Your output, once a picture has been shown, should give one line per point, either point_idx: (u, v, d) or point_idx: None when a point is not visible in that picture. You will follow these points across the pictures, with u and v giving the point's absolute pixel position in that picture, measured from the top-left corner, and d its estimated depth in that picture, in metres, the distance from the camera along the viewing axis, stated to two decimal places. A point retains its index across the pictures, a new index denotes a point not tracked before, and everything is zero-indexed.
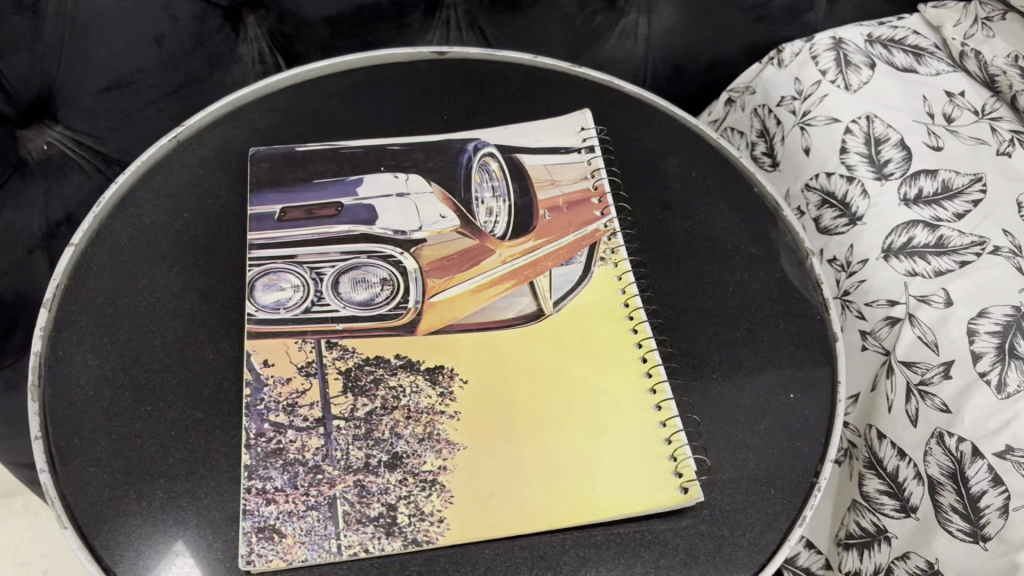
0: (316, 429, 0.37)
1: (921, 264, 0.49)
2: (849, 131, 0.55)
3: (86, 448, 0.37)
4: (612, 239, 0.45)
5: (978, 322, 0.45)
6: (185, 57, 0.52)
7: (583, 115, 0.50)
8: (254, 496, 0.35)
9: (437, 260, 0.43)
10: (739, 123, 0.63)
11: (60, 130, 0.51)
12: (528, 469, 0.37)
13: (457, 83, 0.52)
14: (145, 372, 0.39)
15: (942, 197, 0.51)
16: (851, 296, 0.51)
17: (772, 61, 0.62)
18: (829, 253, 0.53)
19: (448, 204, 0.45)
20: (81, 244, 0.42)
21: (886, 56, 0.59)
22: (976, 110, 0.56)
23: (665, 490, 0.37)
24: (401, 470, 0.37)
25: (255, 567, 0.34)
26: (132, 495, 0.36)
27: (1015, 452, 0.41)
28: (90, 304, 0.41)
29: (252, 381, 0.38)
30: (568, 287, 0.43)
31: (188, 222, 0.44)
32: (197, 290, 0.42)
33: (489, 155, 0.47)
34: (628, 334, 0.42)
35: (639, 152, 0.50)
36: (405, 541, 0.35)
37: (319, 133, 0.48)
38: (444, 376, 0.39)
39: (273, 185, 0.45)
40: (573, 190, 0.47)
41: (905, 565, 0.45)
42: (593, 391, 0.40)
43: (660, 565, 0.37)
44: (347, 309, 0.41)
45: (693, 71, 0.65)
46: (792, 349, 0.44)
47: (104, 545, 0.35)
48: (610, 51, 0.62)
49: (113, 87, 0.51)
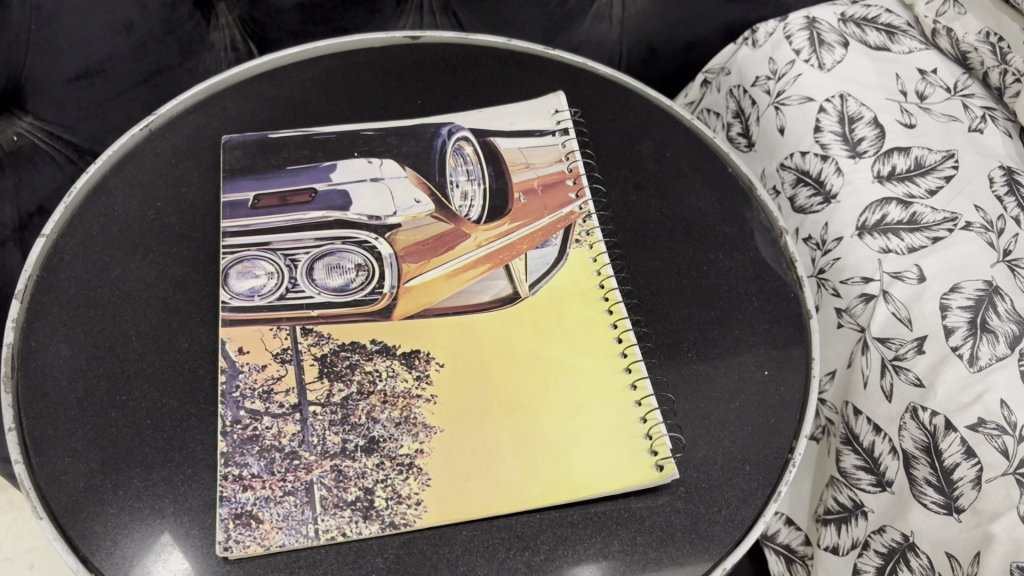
0: (292, 415, 0.37)
1: (895, 240, 0.49)
2: (822, 110, 0.55)
3: (60, 439, 0.37)
4: (586, 221, 0.45)
5: (950, 297, 0.46)
6: (155, 44, 0.53)
7: (556, 97, 0.50)
8: (230, 482, 0.35)
9: (412, 244, 0.43)
10: (714, 104, 0.64)
11: (30, 120, 0.50)
12: (505, 450, 0.37)
13: (431, 66, 0.52)
14: (119, 360, 0.39)
15: (915, 173, 0.51)
16: (827, 274, 0.52)
17: (747, 41, 0.62)
18: (805, 232, 0.54)
19: (423, 188, 0.45)
20: (53, 234, 0.42)
21: (859, 34, 0.58)
22: (948, 87, 0.56)
23: (641, 468, 0.37)
24: (378, 454, 0.37)
25: (233, 553, 0.34)
26: (107, 485, 0.36)
27: (986, 424, 0.41)
28: (63, 295, 0.40)
29: (227, 368, 0.38)
30: (544, 270, 0.43)
31: (160, 211, 0.44)
32: (171, 278, 0.42)
33: (463, 139, 0.47)
34: (603, 315, 0.42)
35: (613, 133, 0.50)
36: (383, 524, 0.35)
37: (290, 118, 0.48)
38: (420, 360, 0.39)
39: (246, 172, 0.45)
40: (548, 172, 0.47)
41: (880, 538, 0.45)
42: (568, 371, 0.40)
43: (636, 543, 0.37)
44: (321, 295, 0.41)
45: (667, 54, 0.65)
46: (766, 326, 0.44)
47: (80, 534, 0.35)
48: (585, 34, 0.63)
49: (83, 75, 0.50)
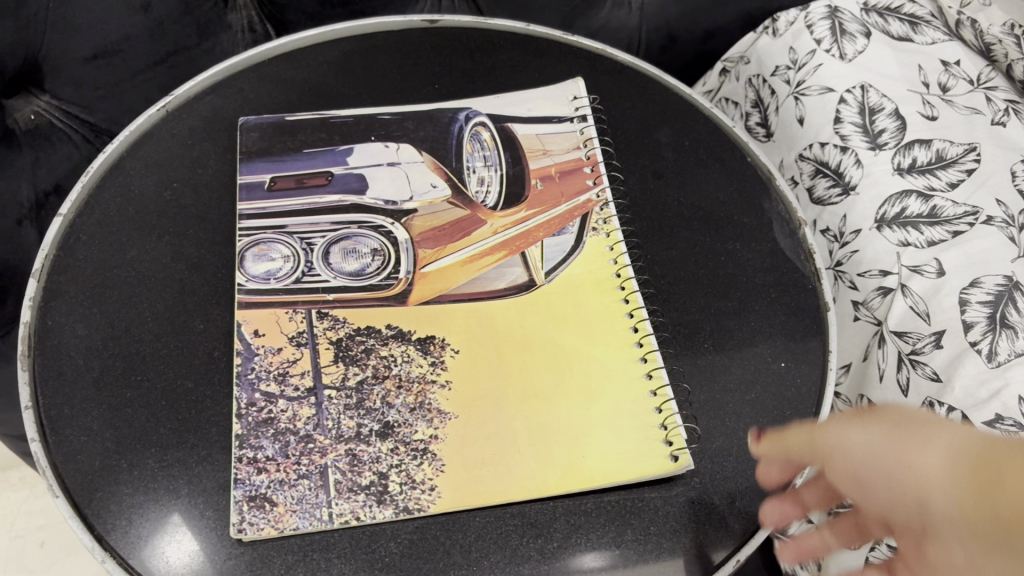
0: (307, 398, 0.37)
1: (914, 234, 0.49)
2: (843, 101, 0.55)
3: (76, 418, 0.37)
4: (604, 209, 0.45)
5: (969, 291, 0.45)
6: (172, 24, 0.52)
7: (575, 82, 0.49)
8: (245, 465, 0.35)
9: (428, 230, 0.43)
10: (732, 93, 0.64)
11: (47, 99, 0.50)
12: (519, 438, 0.37)
13: (449, 50, 0.51)
14: (134, 341, 0.39)
15: (936, 166, 0.51)
16: (844, 266, 0.51)
17: (767, 30, 0.61)
18: (822, 223, 0.54)
19: (439, 173, 0.45)
20: (69, 214, 0.42)
21: (882, 24, 0.58)
22: (971, 79, 0.55)
23: (655, 458, 0.37)
24: (392, 438, 0.37)
25: (246, 536, 0.34)
26: (123, 464, 0.36)
27: (1003, 421, 0.41)
28: (80, 274, 0.41)
29: (243, 350, 0.38)
30: (560, 257, 0.43)
31: (177, 191, 0.44)
32: (187, 260, 0.42)
33: (481, 125, 0.47)
34: (619, 304, 0.41)
35: (631, 121, 0.50)
36: (396, 509, 0.35)
37: (307, 101, 0.48)
38: (435, 346, 0.39)
39: (263, 154, 0.45)
40: (565, 159, 0.46)
41: None
42: (583, 360, 0.40)
43: (650, 532, 0.37)
44: (337, 279, 0.40)
45: (685, 42, 0.65)
46: (783, 318, 0.44)
47: (95, 513, 0.35)
48: (604, 19, 0.62)
49: (100, 55, 0.50)
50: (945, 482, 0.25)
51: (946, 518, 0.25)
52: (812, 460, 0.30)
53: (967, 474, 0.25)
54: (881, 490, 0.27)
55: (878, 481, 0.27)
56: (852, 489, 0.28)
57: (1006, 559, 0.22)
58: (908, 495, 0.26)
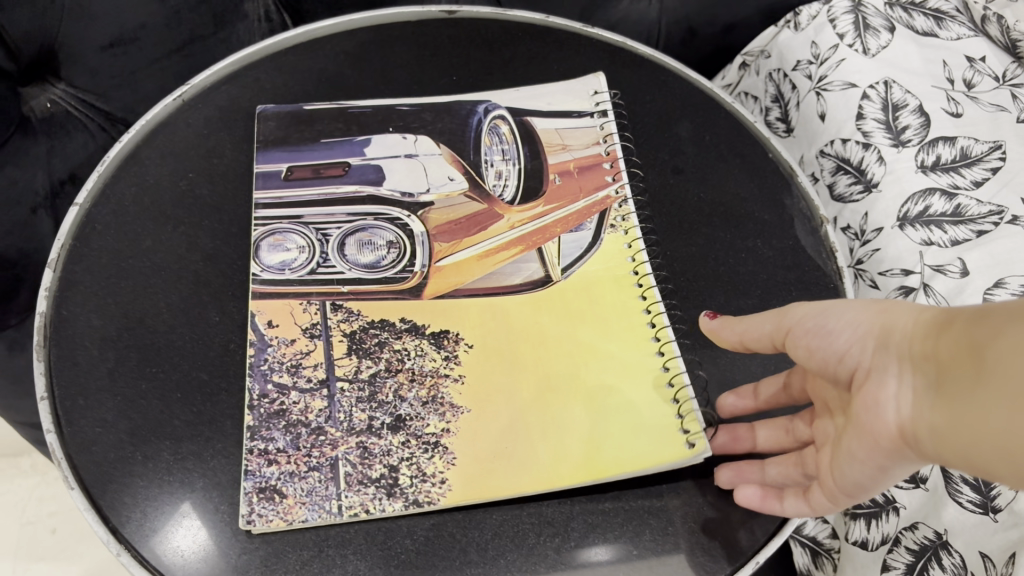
0: (320, 390, 0.37)
1: (937, 233, 0.48)
2: (866, 96, 0.54)
3: (91, 409, 0.36)
4: (623, 206, 0.44)
5: (994, 292, 0.45)
6: (189, 13, 0.52)
7: (596, 78, 0.49)
8: (256, 456, 0.35)
9: (444, 224, 0.42)
10: (752, 88, 0.63)
11: (62, 88, 0.50)
12: (532, 431, 0.37)
13: (467, 41, 0.51)
14: (149, 332, 0.39)
15: (961, 164, 0.50)
16: (864, 264, 0.50)
17: (789, 24, 0.60)
18: (843, 221, 0.53)
19: (457, 166, 0.45)
20: (85, 203, 0.42)
21: (906, 19, 0.57)
22: (997, 76, 0.54)
23: (670, 447, 0.37)
24: (403, 432, 0.36)
25: (256, 527, 0.34)
26: (137, 456, 0.36)
27: None
28: (95, 264, 0.40)
29: (256, 341, 0.38)
30: (577, 254, 0.42)
31: (192, 181, 0.44)
32: (203, 251, 0.41)
33: (499, 118, 0.47)
34: (636, 301, 0.41)
35: (651, 115, 0.49)
36: (406, 502, 0.35)
37: (324, 91, 0.47)
38: (449, 340, 0.39)
39: (280, 143, 0.44)
40: (585, 154, 0.46)
41: (911, 535, 0.44)
42: (599, 355, 0.39)
43: (668, 532, 0.36)
44: (353, 271, 0.40)
45: (705, 35, 0.64)
46: None
47: (110, 505, 0.34)
48: (623, 12, 0.61)
49: (116, 43, 0.50)
50: (907, 330, 0.32)
51: (896, 352, 0.32)
52: (771, 330, 0.36)
53: (932, 323, 0.31)
54: (841, 343, 0.34)
55: (841, 336, 0.34)
56: (814, 343, 0.35)
57: (936, 388, 0.30)
58: (869, 340, 0.33)
